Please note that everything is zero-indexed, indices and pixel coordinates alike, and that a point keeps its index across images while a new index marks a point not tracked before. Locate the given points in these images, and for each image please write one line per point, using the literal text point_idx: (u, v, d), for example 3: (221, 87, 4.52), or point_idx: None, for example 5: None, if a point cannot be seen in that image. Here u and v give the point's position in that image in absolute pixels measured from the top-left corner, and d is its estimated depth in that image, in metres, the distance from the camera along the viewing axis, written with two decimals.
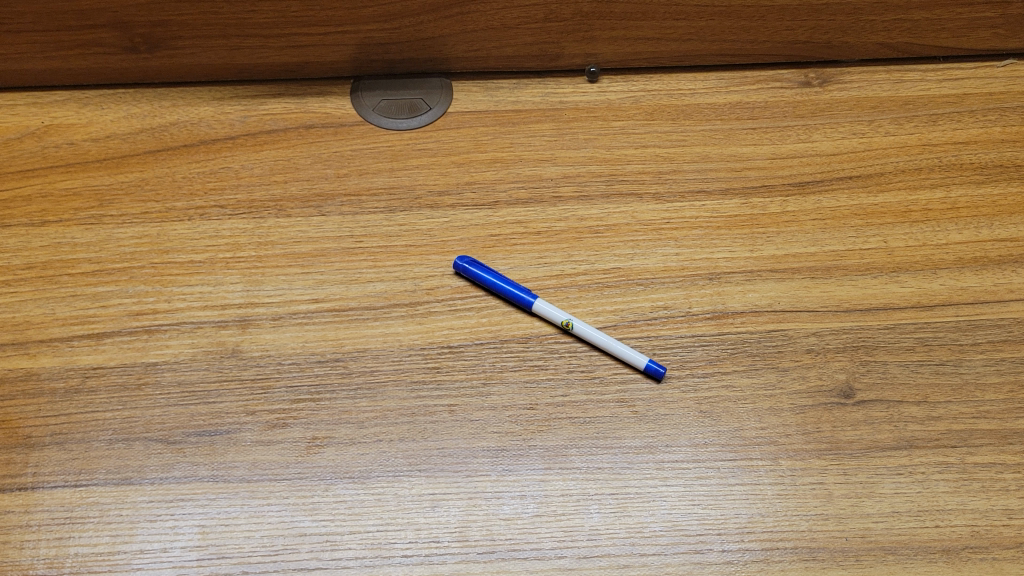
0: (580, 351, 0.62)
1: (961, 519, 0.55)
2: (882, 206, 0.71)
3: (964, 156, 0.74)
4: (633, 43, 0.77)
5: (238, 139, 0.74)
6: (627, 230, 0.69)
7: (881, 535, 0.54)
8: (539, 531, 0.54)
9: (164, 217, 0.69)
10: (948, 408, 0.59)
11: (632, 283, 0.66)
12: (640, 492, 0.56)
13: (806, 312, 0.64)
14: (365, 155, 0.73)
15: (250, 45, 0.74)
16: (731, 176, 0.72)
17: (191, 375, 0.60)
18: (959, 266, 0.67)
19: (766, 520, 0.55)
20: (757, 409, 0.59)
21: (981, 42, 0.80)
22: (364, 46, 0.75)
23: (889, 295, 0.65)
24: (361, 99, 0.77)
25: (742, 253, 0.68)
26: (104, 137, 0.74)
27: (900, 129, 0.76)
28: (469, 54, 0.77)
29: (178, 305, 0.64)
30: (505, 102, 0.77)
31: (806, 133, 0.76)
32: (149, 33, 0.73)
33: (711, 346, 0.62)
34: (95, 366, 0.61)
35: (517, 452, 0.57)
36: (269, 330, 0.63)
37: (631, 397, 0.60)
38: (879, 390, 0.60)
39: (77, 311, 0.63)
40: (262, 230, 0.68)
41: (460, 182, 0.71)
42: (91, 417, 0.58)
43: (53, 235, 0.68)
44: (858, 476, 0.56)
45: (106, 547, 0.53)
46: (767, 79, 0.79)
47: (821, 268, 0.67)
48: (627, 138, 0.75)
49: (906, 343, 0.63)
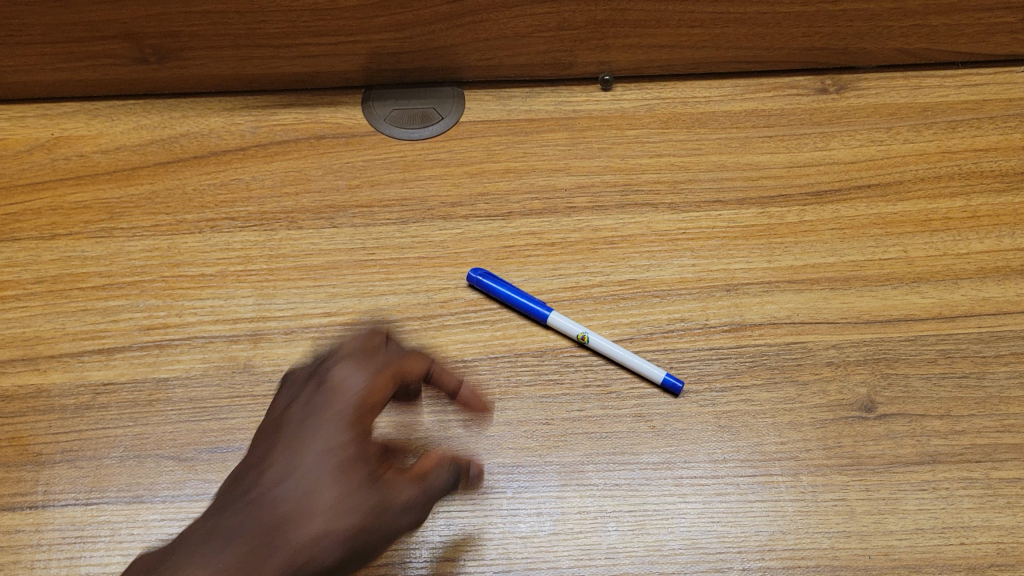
0: (596, 364, 0.61)
1: (986, 536, 0.54)
2: (901, 215, 0.70)
3: (984, 164, 0.73)
4: (647, 52, 0.76)
5: (249, 150, 0.73)
6: (643, 241, 0.68)
7: (906, 552, 0.53)
8: (556, 549, 0.53)
9: (174, 230, 0.68)
10: (971, 422, 0.58)
11: (648, 295, 0.65)
12: (658, 509, 0.55)
13: (826, 324, 0.63)
14: (377, 166, 0.72)
15: (260, 56, 0.73)
16: (746, 185, 0.71)
17: (202, 392, 0.60)
18: (980, 276, 0.66)
19: (787, 537, 0.54)
20: (776, 423, 0.58)
21: (1001, 47, 0.78)
22: (375, 55, 0.74)
23: (910, 307, 0.64)
24: (373, 109, 0.76)
25: (760, 264, 0.67)
26: (114, 149, 0.73)
27: (919, 136, 0.75)
28: (481, 63, 0.76)
29: (189, 319, 0.63)
30: (518, 112, 0.76)
31: (824, 141, 0.74)
32: (159, 44, 0.72)
33: (729, 360, 0.61)
34: (106, 382, 0.60)
35: (532, 469, 0.56)
36: (280, 344, 0.62)
37: (648, 412, 0.59)
38: (902, 403, 0.59)
39: (87, 326, 0.63)
40: (273, 243, 0.67)
41: (471, 193, 0.70)
42: (101, 434, 0.58)
43: (64, 249, 0.67)
44: (880, 492, 0.55)
45: (118, 566, 0.53)
46: (782, 86, 0.78)
47: (841, 278, 0.66)
48: (642, 148, 0.74)
49: (928, 355, 0.61)
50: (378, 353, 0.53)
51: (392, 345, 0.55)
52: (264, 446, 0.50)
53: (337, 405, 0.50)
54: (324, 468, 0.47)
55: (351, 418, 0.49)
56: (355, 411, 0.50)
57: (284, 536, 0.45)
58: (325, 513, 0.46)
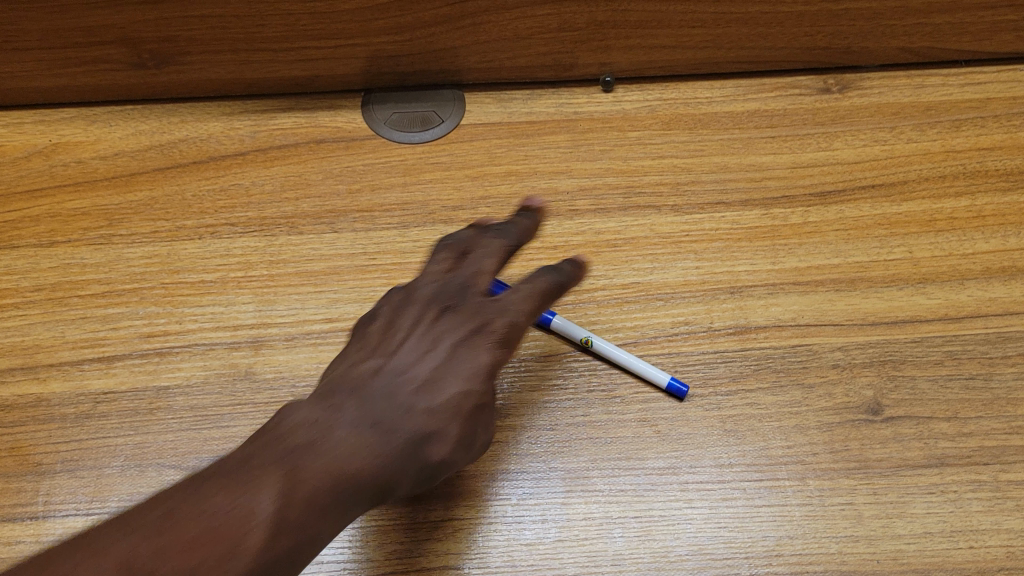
0: (600, 369, 0.61)
1: (996, 540, 0.53)
2: (906, 215, 0.69)
3: (989, 163, 0.72)
4: (648, 52, 0.75)
5: (248, 155, 0.73)
6: (646, 244, 0.67)
7: (914, 557, 0.53)
8: (562, 556, 0.53)
9: (174, 236, 0.68)
10: (979, 424, 0.58)
11: (652, 298, 0.64)
12: (664, 515, 0.54)
13: (831, 326, 0.63)
14: (377, 170, 0.72)
15: (259, 60, 0.73)
16: (750, 186, 0.71)
17: (203, 400, 0.59)
18: (987, 276, 0.65)
19: (794, 542, 0.53)
20: (782, 427, 0.58)
21: (1005, 45, 0.77)
22: (374, 58, 0.74)
23: (916, 308, 0.64)
24: (373, 113, 0.76)
25: (764, 266, 0.66)
26: (112, 155, 0.73)
27: (923, 135, 0.74)
28: (481, 65, 0.75)
29: (189, 326, 0.63)
30: (519, 114, 0.76)
31: (828, 141, 0.74)
32: (157, 48, 0.71)
33: (734, 363, 0.61)
34: (106, 391, 0.60)
35: (537, 475, 0.56)
36: (282, 351, 0.61)
37: (653, 417, 0.58)
38: (909, 406, 0.59)
39: (87, 334, 0.62)
40: (273, 248, 0.67)
41: (473, 197, 0.70)
42: (102, 443, 0.57)
43: (63, 256, 0.67)
44: (888, 496, 0.55)
45: None
46: (785, 86, 0.78)
47: (846, 280, 0.65)
48: (644, 149, 0.73)
49: (934, 357, 0.61)
50: (518, 291, 0.56)
51: (521, 223, 0.62)
52: (415, 340, 0.52)
53: (502, 316, 0.54)
54: (461, 394, 0.50)
55: (501, 350, 0.53)
56: (507, 344, 0.53)
57: (428, 449, 0.48)
58: (469, 395, 0.50)
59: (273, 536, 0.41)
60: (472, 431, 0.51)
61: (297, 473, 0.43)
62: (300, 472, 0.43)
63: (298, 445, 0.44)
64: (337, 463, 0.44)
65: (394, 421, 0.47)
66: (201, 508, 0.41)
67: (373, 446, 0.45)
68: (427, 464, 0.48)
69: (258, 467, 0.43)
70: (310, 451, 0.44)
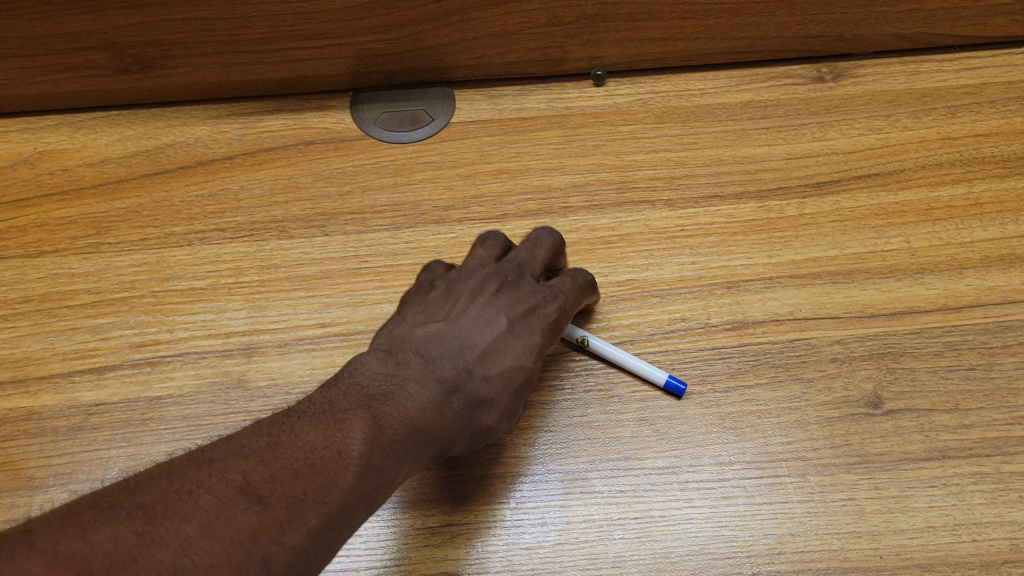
0: (597, 368, 0.60)
1: (1000, 532, 0.53)
2: (903, 205, 0.68)
3: (986, 149, 0.72)
4: (639, 45, 0.74)
5: (237, 158, 0.72)
6: (641, 240, 0.67)
7: (916, 552, 0.52)
8: (561, 560, 0.52)
9: (163, 243, 0.67)
10: (980, 415, 0.57)
11: (648, 295, 0.64)
12: (664, 515, 0.54)
13: (829, 319, 0.62)
14: (368, 170, 0.71)
15: (244, 62, 0.72)
16: (744, 178, 0.70)
17: (196, 409, 0.58)
18: (985, 265, 0.65)
19: (796, 539, 0.53)
20: (782, 422, 0.57)
21: (1000, 29, 0.76)
22: (361, 57, 0.73)
23: (915, 299, 0.63)
24: (362, 112, 0.75)
25: (761, 260, 0.65)
26: (99, 162, 0.72)
27: (919, 123, 0.73)
28: (470, 61, 0.74)
29: (181, 334, 0.62)
30: (510, 110, 0.75)
31: (822, 131, 0.73)
32: (141, 53, 0.70)
33: (732, 359, 0.60)
34: (97, 403, 0.59)
35: (535, 478, 0.56)
36: (275, 357, 0.61)
37: (651, 416, 0.58)
38: (909, 398, 0.58)
39: (77, 345, 0.62)
40: (264, 253, 0.66)
41: (465, 196, 0.69)
42: (95, 455, 0.57)
43: (51, 266, 0.66)
44: (890, 490, 0.54)
45: None
46: (778, 76, 0.77)
47: (843, 272, 0.65)
48: (637, 143, 0.72)
49: (934, 348, 0.60)
50: (565, 281, 0.59)
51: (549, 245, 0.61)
52: (474, 310, 0.56)
53: (552, 301, 0.58)
54: (515, 367, 0.54)
55: (546, 334, 0.57)
56: (553, 327, 0.57)
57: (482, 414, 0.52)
58: (522, 370, 0.55)
59: (359, 469, 0.46)
60: (518, 404, 0.54)
61: (380, 418, 0.48)
62: (382, 416, 0.48)
63: (377, 394, 0.49)
64: (412, 414, 0.49)
65: (457, 382, 0.52)
66: (299, 440, 0.46)
67: (439, 403, 0.50)
68: (479, 429, 0.52)
69: (344, 410, 0.48)
70: (388, 400, 0.49)
